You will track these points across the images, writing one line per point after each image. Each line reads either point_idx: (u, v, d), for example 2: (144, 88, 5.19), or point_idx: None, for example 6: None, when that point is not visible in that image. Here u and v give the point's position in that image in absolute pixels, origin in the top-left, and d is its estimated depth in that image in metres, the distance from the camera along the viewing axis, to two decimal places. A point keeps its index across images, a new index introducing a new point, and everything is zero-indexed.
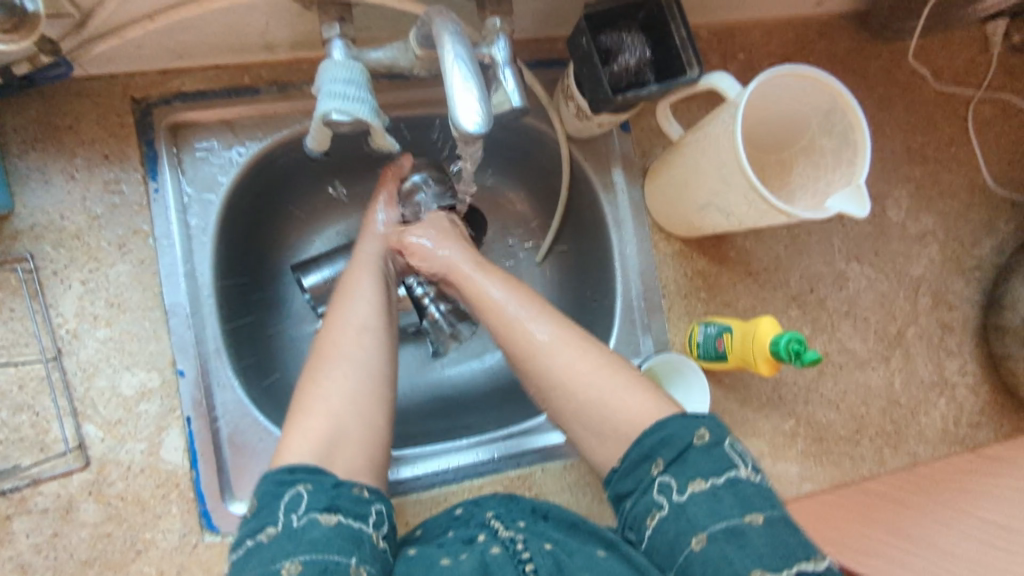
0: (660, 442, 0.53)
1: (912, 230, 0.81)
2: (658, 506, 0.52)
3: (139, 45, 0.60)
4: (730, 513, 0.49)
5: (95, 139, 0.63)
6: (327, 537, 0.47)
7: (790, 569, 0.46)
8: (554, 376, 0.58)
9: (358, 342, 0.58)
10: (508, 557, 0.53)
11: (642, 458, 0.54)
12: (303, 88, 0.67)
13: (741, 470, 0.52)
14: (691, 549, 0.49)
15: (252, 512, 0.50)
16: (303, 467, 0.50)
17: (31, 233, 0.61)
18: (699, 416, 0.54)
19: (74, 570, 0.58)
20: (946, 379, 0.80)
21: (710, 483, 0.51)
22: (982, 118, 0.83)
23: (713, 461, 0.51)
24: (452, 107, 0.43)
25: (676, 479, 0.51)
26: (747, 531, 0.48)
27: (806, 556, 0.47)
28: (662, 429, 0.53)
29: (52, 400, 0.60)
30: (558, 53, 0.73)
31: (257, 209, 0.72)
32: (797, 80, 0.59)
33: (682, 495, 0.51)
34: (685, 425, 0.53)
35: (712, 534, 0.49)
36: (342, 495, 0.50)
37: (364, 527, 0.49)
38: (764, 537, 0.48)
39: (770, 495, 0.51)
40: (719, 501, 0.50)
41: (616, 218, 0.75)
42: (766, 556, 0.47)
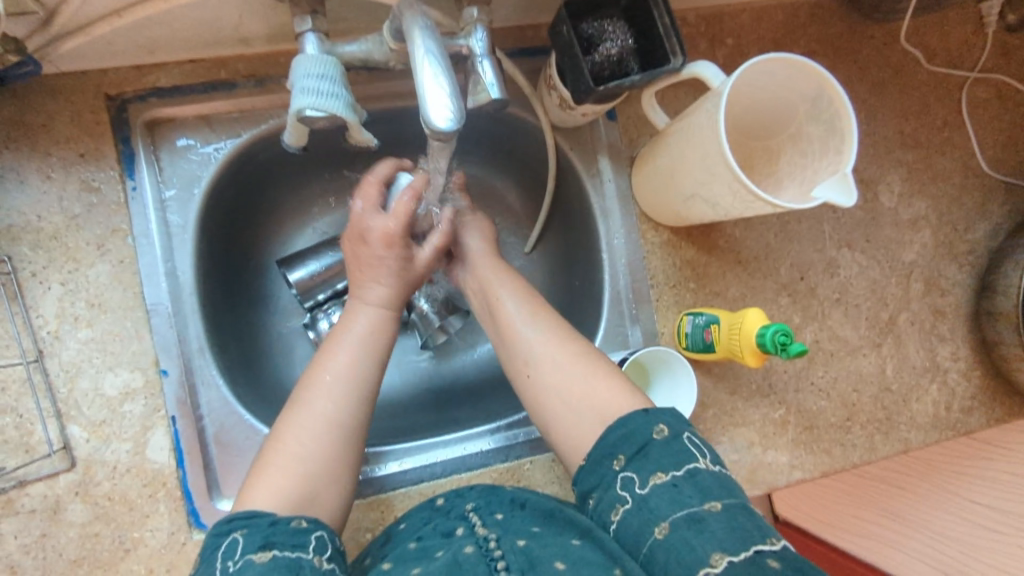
0: (621, 438, 0.53)
1: (904, 216, 0.80)
2: (621, 500, 0.52)
3: (109, 41, 0.58)
4: (690, 502, 0.49)
5: (71, 137, 0.62)
6: (263, 575, 0.45)
7: (748, 551, 0.46)
8: (536, 356, 0.60)
9: (342, 396, 0.56)
10: (480, 556, 0.52)
11: (605, 456, 0.54)
12: (280, 82, 0.65)
13: (699, 461, 0.52)
14: (655, 538, 0.49)
15: (195, 568, 0.48)
16: (239, 516, 0.49)
17: (8, 234, 0.60)
18: (659, 411, 0.54)
19: (64, 569, 0.58)
20: (937, 364, 0.79)
21: (670, 475, 0.50)
22: (976, 100, 0.82)
23: (673, 455, 0.51)
24: (422, 104, 0.42)
25: (638, 472, 0.51)
26: (705, 517, 0.48)
27: (763, 538, 0.47)
28: (625, 426, 0.54)
29: (35, 402, 0.60)
30: (542, 41, 0.72)
31: (239, 204, 0.72)
32: (783, 66, 0.57)
33: (644, 487, 0.51)
34: (646, 420, 0.53)
35: (674, 521, 0.48)
36: (276, 530, 0.48)
37: (304, 554, 0.48)
38: (722, 523, 0.47)
39: (727, 483, 0.50)
40: (680, 491, 0.50)
41: (604, 208, 0.75)
42: (725, 538, 0.46)
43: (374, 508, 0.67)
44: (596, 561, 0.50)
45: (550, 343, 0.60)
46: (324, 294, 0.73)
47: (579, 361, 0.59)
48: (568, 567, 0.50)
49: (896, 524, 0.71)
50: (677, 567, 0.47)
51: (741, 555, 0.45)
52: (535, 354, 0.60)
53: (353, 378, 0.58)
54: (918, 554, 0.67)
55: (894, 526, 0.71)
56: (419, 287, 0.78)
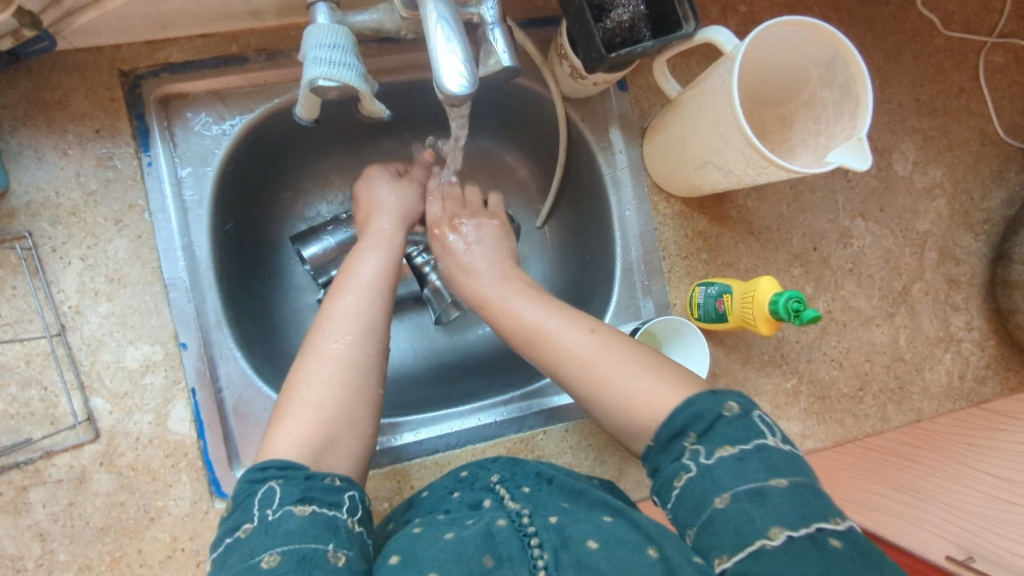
0: (690, 418, 0.51)
1: (918, 184, 0.80)
2: (684, 469, 0.49)
3: (122, 16, 0.58)
4: (755, 476, 0.47)
5: (86, 113, 0.62)
6: (304, 526, 0.46)
7: (810, 527, 0.45)
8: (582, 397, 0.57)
9: (354, 332, 0.58)
10: (514, 530, 0.51)
11: (673, 434, 0.51)
12: (291, 56, 0.65)
13: (770, 439, 0.49)
14: (715, 508, 0.47)
15: (230, 512, 0.49)
16: (274, 464, 0.50)
17: (27, 210, 0.61)
18: (728, 391, 0.52)
19: (92, 537, 0.60)
20: (951, 334, 0.79)
21: (738, 449, 0.48)
22: (993, 66, 0.80)
23: (743, 430, 0.49)
24: (435, 69, 0.42)
25: (705, 445, 0.49)
26: (769, 492, 0.46)
27: (826, 518, 0.46)
28: (692, 405, 0.51)
29: (60, 374, 0.61)
30: (551, 12, 0.71)
31: (253, 180, 0.72)
32: (797, 29, 0.56)
33: (710, 458, 0.49)
34: (714, 400, 0.51)
35: (737, 494, 0.47)
36: (313, 485, 0.49)
37: (339, 514, 0.48)
38: (788, 499, 0.46)
39: (799, 463, 0.49)
40: (747, 465, 0.48)
41: (615, 179, 0.74)
42: (789, 513, 0.45)
43: (390, 478, 0.68)
44: (629, 539, 0.50)
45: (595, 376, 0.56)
46: (337, 270, 0.74)
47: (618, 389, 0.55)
48: (601, 546, 0.49)
49: (911, 496, 0.71)
50: (732, 536, 0.46)
51: (803, 531, 0.44)
52: (578, 391, 0.57)
53: (364, 316, 0.59)
54: (933, 529, 0.67)
55: (905, 497, 0.71)
56: (429, 262, 0.79)
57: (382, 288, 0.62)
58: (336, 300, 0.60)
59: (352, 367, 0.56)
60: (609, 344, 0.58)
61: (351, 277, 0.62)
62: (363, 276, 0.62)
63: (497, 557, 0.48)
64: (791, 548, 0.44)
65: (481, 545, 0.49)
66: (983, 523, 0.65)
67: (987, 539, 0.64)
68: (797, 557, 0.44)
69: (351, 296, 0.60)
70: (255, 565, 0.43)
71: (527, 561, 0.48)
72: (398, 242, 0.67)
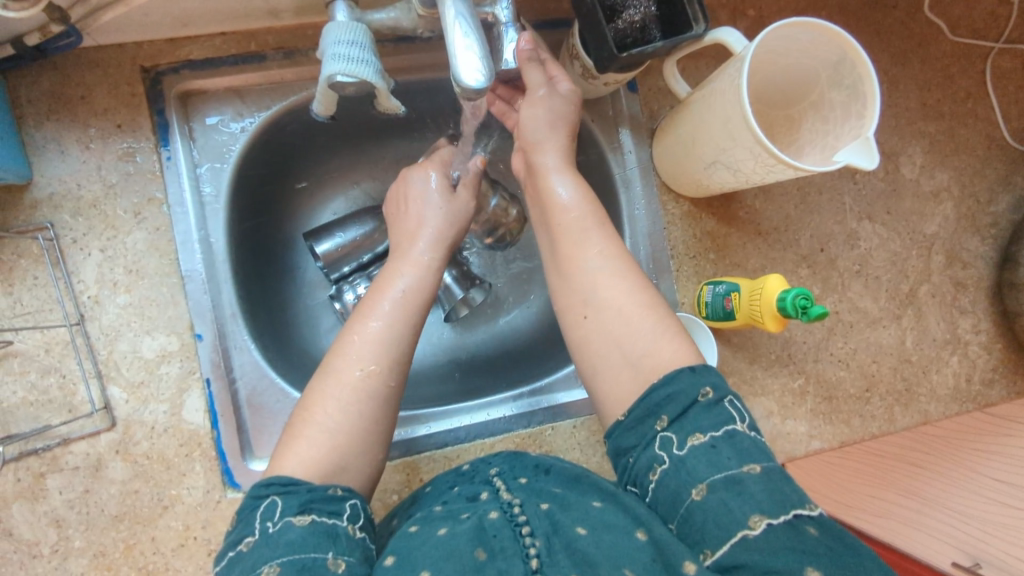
0: (665, 399, 0.53)
1: (926, 187, 0.80)
2: (659, 461, 0.52)
3: (146, 14, 0.60)
4: (728, 463, 0.49)
5: (108, 108, 0.64)
6: (303, 537, 0.47)
7: (786, 515, 0.46)
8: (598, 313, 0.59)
9: (377, 364, 0.56)
10: (505, 520, 0.51)
11: (646, 415, 0.54)
12: (309, 55, 0.67)
13: (738, 425, 0.52)
14: (693, 499, 0.49)
15: (234, 525, 0.50)
16: (277, 480, 0.50)
17: (50, 202, 0.63)
18: (704, 371, 0.55)
19: (106, 524, 0.61)
20: (958, 337, 0.79)
21: (708, 436, 0.51)
22: (1000, 72, 0.81)
23: (714, 417, 0.52)
24: (453, 64, 0.44)
25: (676, 433, 0.52)
26: (744, 479, 0.48)
27: (801, 504, 0.48)
28: (670, 385, 0.54)
29: (78, 363, 0.62)
30: (563, 13, 0.72)
31: (267, 178, 0.74)
32: (806, 31, 0.57)
33: (683, 448, 0.51)
34: (692, 381, 0.53)
35: (712, 484, 0.49)
36: (316, 496, 0.50)
37: (338, 522, 0.49)
38: (761, 486, 0.48)
39: (766, 449, 0.51)
40: (718, 453, 0.50)
41: (625, 178, 0.75)
42: (765, 501, 0.47)
43: (400, 470, 0.69)
44: (617, 523, 0.51)
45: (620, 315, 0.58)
46: (350, 266, 0.75)
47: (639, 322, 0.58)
48: (590, 531, 0.50)
49: (915, 501, 0.74)
50: (714, 529, 0.47)
51: (780, 517, 0.46)
52: (595, 300, 0.59)
53: (388, 348, 0.57)
54: (941, 535, 0.71)
55: (913, 504, 0.74)
56: None
57: (410, 317, 0.60)
58: (361, 325, 0.58)
59: (369, 399, 0.55)
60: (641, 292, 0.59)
61: (380, 304, 0.59)
62: (393, 302, 0.60)
63: (489, 550, 0.48)
64: (769, 536, 0.46)
65: (473, 539, 0.49)
66: (984, 527, 0.71)
67: (980, 541, 0.69)
68: (779, 543, 0.45)
69: (377, 324, 0.58)
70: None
71: (519, 550, 0.48)
72: (435, 266, 0.63)
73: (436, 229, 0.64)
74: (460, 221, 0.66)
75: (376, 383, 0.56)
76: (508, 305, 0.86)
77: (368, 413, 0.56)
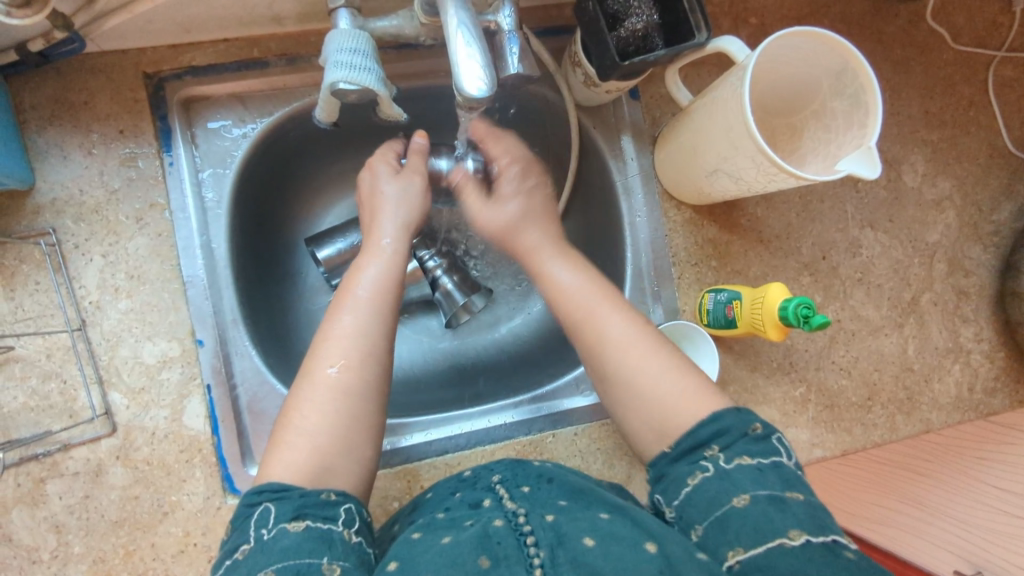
0: (711, 428, 0.53)
1: (928, 195, 0.80)
2: (702, 468, 0.52)
3: (149, 20, 0.60)
4: (774, 486, 0.49)
5: (111, 114, 0.64)
6: (298, 543, 0.46)
7: (827, 537, 0.46)
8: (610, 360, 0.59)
9: (347, 357, 0.57)
10: (510, 529, 0.51)
11: (694, 446, 0.54)
12: (311, 61, 0.67)
13: (785, 460, 0.52)
14: (733, 505, 0.49)
15: (231, 533, 0.50)
16: (269, 487, 0.51)
17: (52, 207, 0.63)
18: (749, 413, 0.55)
19: (106, 530, 0.61)
20: (961, 345, 0.79)
21: (757, 461, 0.51)
22: (1003, 80, 0.81)
23: (764, 448, 0.52)
24: (456, 73, 0.44)
25: (726, 453, 0.52)
26: (788, 499, 0.48)
27: (840, 534, 0.47)
28: (719, 421, 0.54)
29: (79, 368, 0.62)
30: (566, 21, 0.73)
31: (269, 184, 0.74)
32: (809, 40, 0.57)
33: (730, 463, 0.51)
34: (740, 418, 0.54)
35: (756, 496, 0.48)
36: (308, 501, 0.50)
37: (334, 527, 0.49)
38: (805, 508, 0.47)
39: (813, 488, 0.51)
40: (764, 475, 0.50)
41: (626, 186, 0.75)
42: (807, 520, 0.47)
43: (401, 477, 0.69)
44: (624, 535, 0.50)
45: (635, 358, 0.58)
46: None
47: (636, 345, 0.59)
48: (597, 542, 0.49)
49: (919, 511, 0.74)
50: (752, 535, 0.47)
51: (820, 537, 0.46)
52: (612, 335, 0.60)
53: (359, 340, 0.58)
54: (944, 545, 0.70)
55: (916, 514, 0.74)
56: (441, 265, 0.80)
57: (381, 306, 0.60)
58: (333, 322, 0.59)
59: (347, 396, 0.55)
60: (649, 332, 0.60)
61: (348, 297, 0.60)
62: (361, 294, 0.60)
63: (493, 558, 0.48)
64: (807, 551, 0.45)
65: (477, 547, 0.49)
66: (987, 537, 0.69)
67: (978, 549, 0.68)
68: (815, 558, 0.44)
69: (347, 318, 0.59)
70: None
71: (523, 560, 0.48)
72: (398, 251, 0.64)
73: (395, 217, 0.66)
74: (415, 202, 0.67)
75: (351, 377, 0.56)
76: (509, 311, 0.86)
77: (366, 418, 0.56)
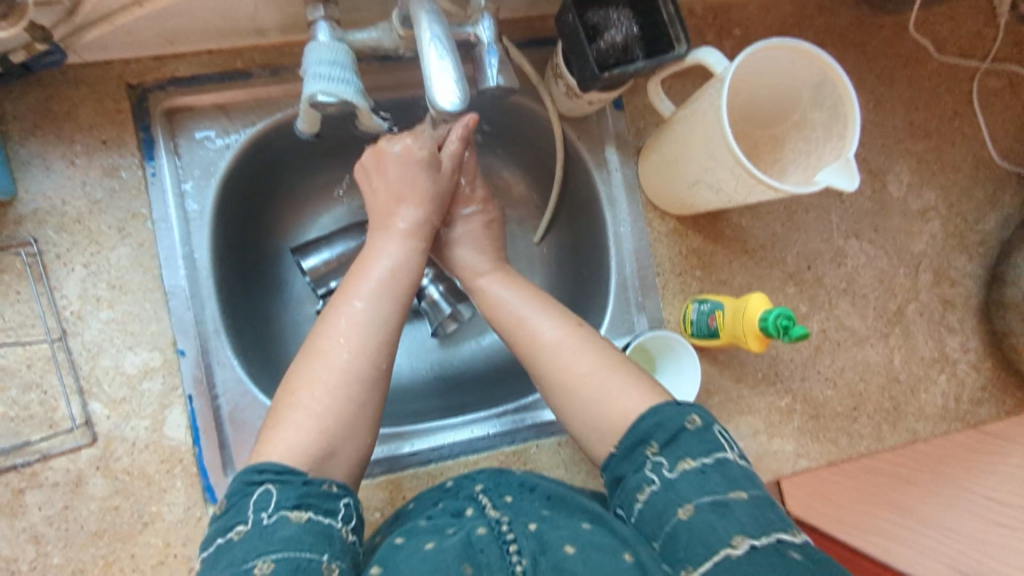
0: (653, 427, 0.54)
1: (913, 205, 0.80)
2: (649, 482, 0.52)
3: (132, 31, 0.60)
4: (716, 489, 0.50)
5: (94, 125, 0.64)
6: (298, 534, 0.46)
7: (768, 537, 0.47)
8: (551, 373, 0.60)
9: (361, 342, 0.57)
10: (494, 537, 0.51)
11: (636, 444, 0.54)
12: (294, 72, 0.67)
13: (728, 454, 0.52)
14: (679, 519, 0.49)
15: (221, 513, 0.50)
16: (271, 467, 0.50)
17: (34, 217, 0.63)
18: (690, 405, 0.55)
19: (85, 541, 0.61)
20: (946, 355, 0.79)
21: (699, 462, 0.51)
22: (988, 91, 0.81)
23: (704, 444, 0.52)
24: (429, 86, 0.44)
25: (666, 457, 0.52)
26: (730, 503, 0.48)
27: (785, 530, 0.48)
28: (655, 416, 0.54)
29: (59, 378, 0.62)
30: (549, 32, 0.73)
31: (253, 195, 0.74)
32: (786, 52, 0.58)
33: (672, 472, 0.51)
34: (678, 411, 0.54)
35: (698, 505, 0.49)
36: (311, 491, 0.50)
37: (334, 523, 0.49)
38: (747, 509, 0.48)
39: (754, 477, 0.51)
40: (707, 478, 0.50)
41: (610, 196, 0.75)
42: (747, 523, 0.47)
43: (384, 487, 0.69)
44: (606, 543, 0.50)
45: (567, 357, 0.60)
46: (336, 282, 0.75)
47: (607, 384, 0.58)
48: (578, 550, 0.49)
49: (908, 518, 0.77)
50: (698, 546, 0.47)
51: (762, 539, 0.46)
52: (546, 370, 0.60)
53: (373, 328, 0.57)
54: (934, 553, 0.75)
55: (908, 522, 0.77)
56: (428, 276, 0.80)
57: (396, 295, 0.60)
58: (345, 306, 0.58)
59: (357, 379, 0.55)
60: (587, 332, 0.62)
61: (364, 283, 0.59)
62: (377, 270, 0.60)
63: (475, 564, 0.48)
64: (752, 558, 0.45)
65: (460, 554, 0.49)
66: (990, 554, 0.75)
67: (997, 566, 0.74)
68: (760, 564, 0.45)
69: (359, 305, 0.58)
70: (247, 569, 0.43)
71: (506, 567, 0.48)
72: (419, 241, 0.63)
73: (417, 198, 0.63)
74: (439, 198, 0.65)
75: (361, 362, 0.56)
76: None
77: (360, 422, 0.55)
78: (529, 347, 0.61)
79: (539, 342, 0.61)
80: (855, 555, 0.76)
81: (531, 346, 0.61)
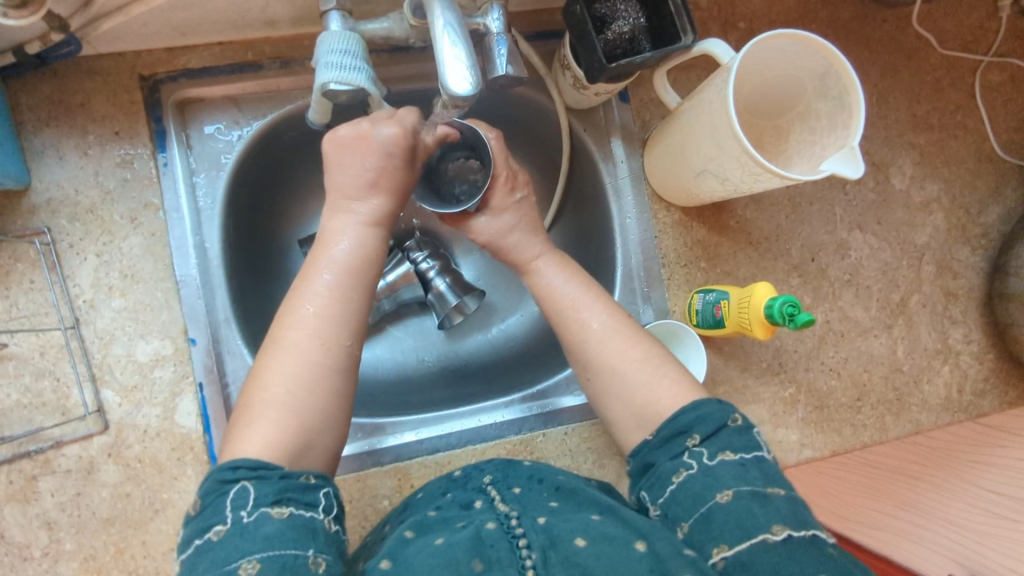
0: (696, 419, 0.55)
1: (916, 198, 0.81)
2: (686, 467, 0.53)
3: (144, 23, 0.61)
4: (757, 482, 0.51)
5: (106, 115, 0.65)
6: (281, 531, 0.44)
7: (807, 531, 0.47)
8: (594, 365, 0.61)
9: (325, 331, 0.54)
10: (503, 531, 0.50)
11: (676, 433, 0.55)
12: (304, 64, 0.68)
13: (766, 456, 0.54)
14: (717, 501, 0.50)
15: (195, 512, 0.47)
16: (246, 464, 0.47)
17: (47, 207, 0.63)
18: (730, 406, 0.57)
19: (97, 527, 0.61)
20: (949, 346, 0.80)
21: (739, 457, 0.52)
22: (990, 85, 0.82)
23: (746, 441, 0.53)
24: (442, 73, 0.45)
25: (708, 447, 0.53)
26: (770, 495, 0.50)
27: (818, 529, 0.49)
28: (699, 409, 0.56)
29: (72, 366, 0.63)
30: (556, 25, 0.74)
31: (263, 186, 0.75)
32: (790, 42, 0.59)
33: (713, 460, 0.52)
34: (721, 409, 0.56)
35: (739, 492, 0.50)
36: (290, 485, 0.47)
37: (316, 515, 0.47)
38: (786, 503, 0.49)
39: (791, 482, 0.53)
40: (747, 471, 0.51)
41: (616, 187, 0.76)
42: (789, 515, 0.48)
43: (392, 475, 0.69)
44: (615, 535, 0.50)
45: (616, 349, 0.61)
46: None
47: (657, 375, 0.59)
48: (589, 544, 0.49)
49: (913, 514, 0.76)
50: (735, 527, 0.48)
51: (803, 531, 0.47)
52: (593, 363, 0.61)
53: (336, 315, 0.55)
54: (934, 546, 0.73)
55: (908, 516, 0.76)
56: (434, 267, 0.81)
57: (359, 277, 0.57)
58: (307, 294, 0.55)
59: (322, 372, 0.53)
60: (630, 325, 0.63)
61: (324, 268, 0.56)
62: (339, 249, 0.57)
63: (486, 561, 0.47)
64: (791, 545, 0.46)
65: (470, 549, 0.48)
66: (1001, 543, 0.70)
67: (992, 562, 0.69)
68: (799, 553, 0.46)
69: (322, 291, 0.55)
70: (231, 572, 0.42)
71: (516, 562, 0.47)
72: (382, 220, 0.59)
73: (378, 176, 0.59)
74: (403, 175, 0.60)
75: (334, 357, 0.54)
76: (500, 313, 0.86)
77: None
78: (577, 335, 0.62)
79: (589, 330, 0.62)
80: (860, 551, 0.73)
81: (577, 337, 0.62)
